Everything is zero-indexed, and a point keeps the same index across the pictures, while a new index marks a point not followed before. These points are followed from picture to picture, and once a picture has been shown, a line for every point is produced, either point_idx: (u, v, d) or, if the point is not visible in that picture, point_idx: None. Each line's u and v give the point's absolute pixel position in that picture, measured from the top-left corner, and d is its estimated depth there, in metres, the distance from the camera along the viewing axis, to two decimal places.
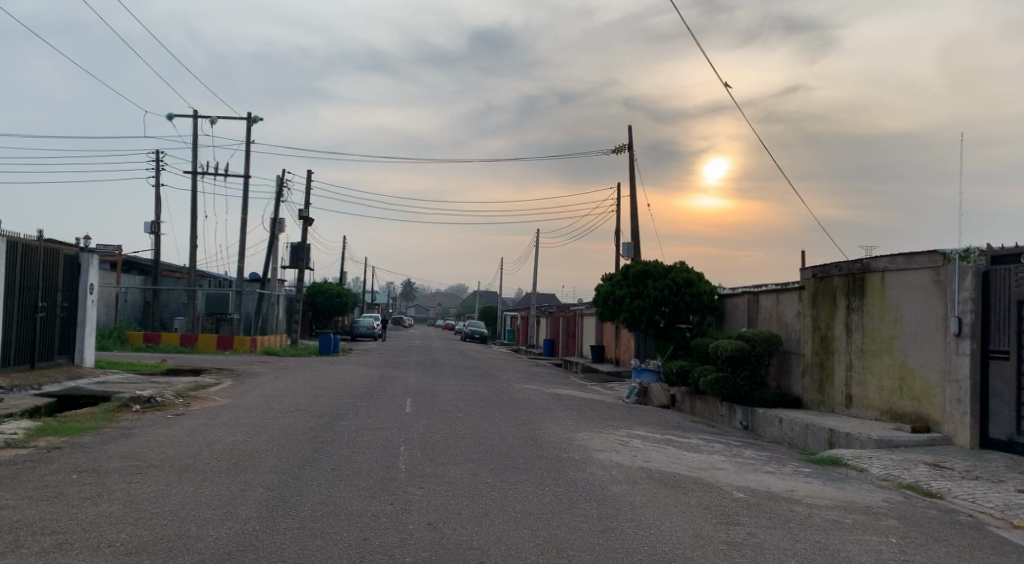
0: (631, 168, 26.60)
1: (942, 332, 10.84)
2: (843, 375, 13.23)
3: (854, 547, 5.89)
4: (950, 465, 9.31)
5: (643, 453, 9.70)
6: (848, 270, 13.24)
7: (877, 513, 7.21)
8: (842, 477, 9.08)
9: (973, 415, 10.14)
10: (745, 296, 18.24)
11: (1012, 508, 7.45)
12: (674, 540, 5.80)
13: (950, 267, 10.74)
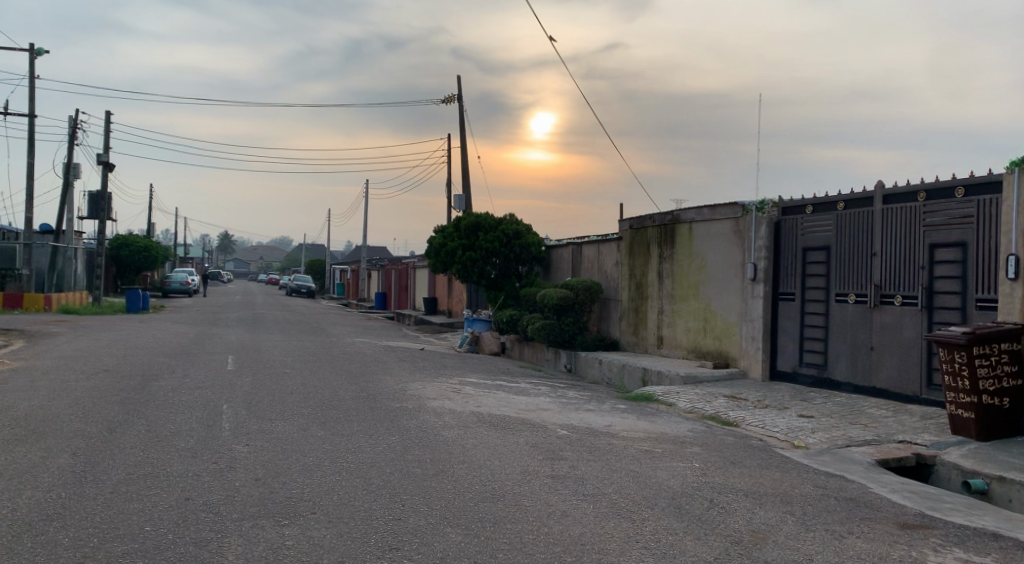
0: (460, 119, 26.49)
1: (740, 277, 11.97)
2: (655, 318, 14.29)
3: (663, 473, 6.47)
4: (744, 396, 10.40)
5: (474, 399, 9.96)
6: (660, 222, 14.18)
7: (684, 442, 7.94)
8: (654, 411, 9.87)
9: (764, 351, 11.38)
10: (570, 247, 19.03)
11: (794, 431, 8.49)
12: (503, 478, 6.08)
13: (748, 218, 11.83)
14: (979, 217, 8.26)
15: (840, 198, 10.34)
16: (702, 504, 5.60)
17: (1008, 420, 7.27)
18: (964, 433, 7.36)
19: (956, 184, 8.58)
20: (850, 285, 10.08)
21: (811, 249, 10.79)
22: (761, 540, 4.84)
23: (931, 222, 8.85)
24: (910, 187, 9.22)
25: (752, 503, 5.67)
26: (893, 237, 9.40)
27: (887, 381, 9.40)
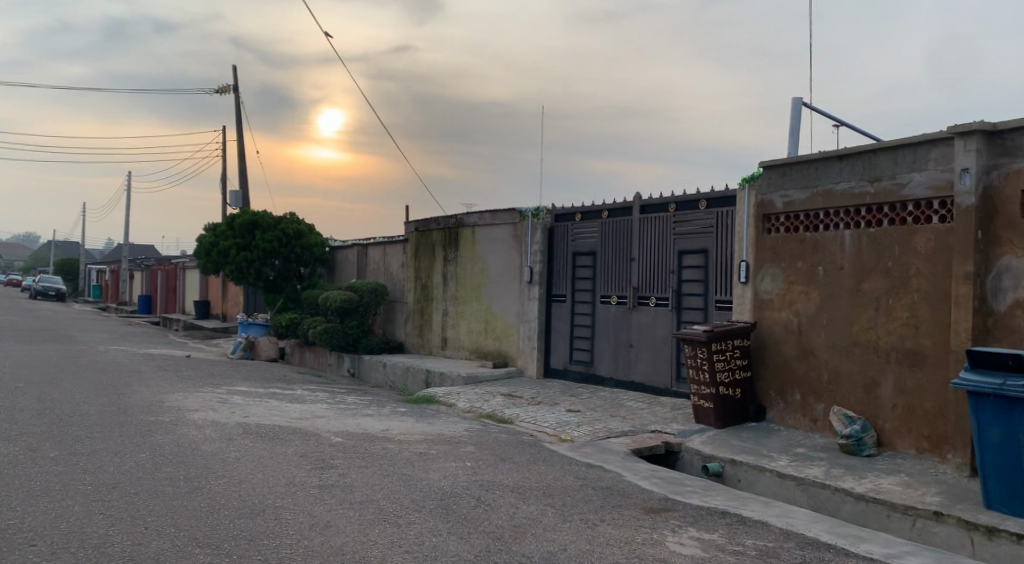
0: (237, 112, 24.93)
1: (518, 280, 12.44)
2: (439, 320, 14.43)
3: (434, 475, 6.49)
4: (520, 394, 10.80)
5: (242, 409, 9.36)
6: (444, 225, 14.35)
7: (459, 442, 8.05)
8: (432, 413, 9.93)
9: (539, 350, 11.91)
10: (355, 249, 18.67)
11: (562, 425, 8.96)
12: (266, 491, 5.75)
13: (524, 224, 12.32)
14: (718, 228, 9.23)
15: (605, 206, 11.08)
16: (469, 503, 5.70)
17: (741, 407, 8.17)
18: (705, 421, 8.19)
19: (700, 197, 9.52)
20: (613, 287, 10.84)
21: (580, 254, 11.47)
22: (520, 534, 5.01)
23: (680, 230, 9.76)
24: (663, 198, 10.10)
25: (516, 499, 5.87)
26: (649, 244, 10.25)
27: (643, 375, 10.24)
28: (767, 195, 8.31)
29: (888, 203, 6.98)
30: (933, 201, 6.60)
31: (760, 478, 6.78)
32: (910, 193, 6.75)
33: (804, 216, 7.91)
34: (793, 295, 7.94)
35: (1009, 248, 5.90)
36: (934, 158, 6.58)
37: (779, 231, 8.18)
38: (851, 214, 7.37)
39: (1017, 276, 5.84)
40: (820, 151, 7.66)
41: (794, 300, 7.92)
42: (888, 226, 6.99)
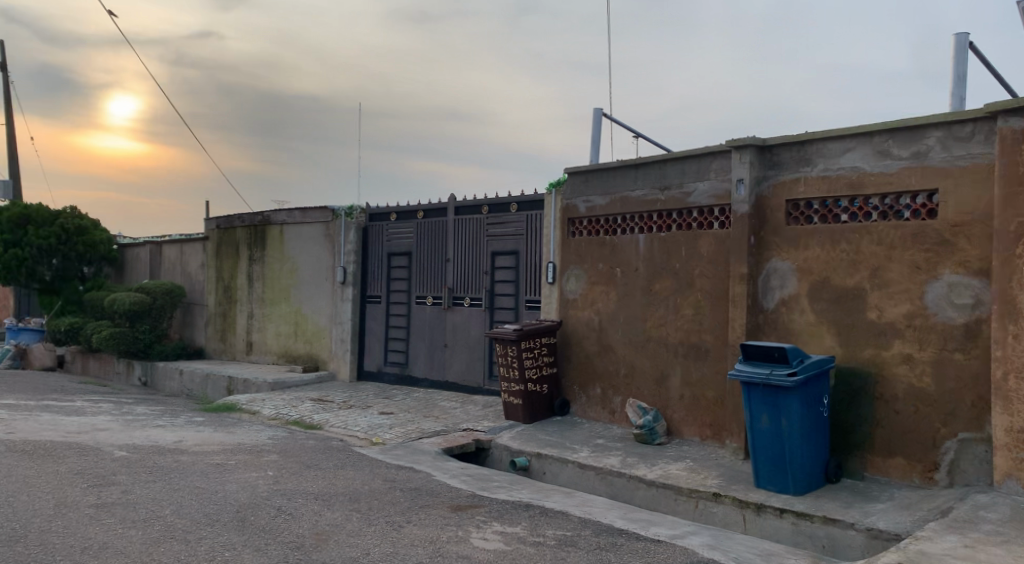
0: (4, 90, 22.07)
1: (330, 280, 12.08)
2: (244, 323, 13.66)
3: (232, 486, 6.11)
4: (331, 398, 10.49)
5: (5, 425, 8.27)
6: (250, 222, 13.61)
7: (262, 451, 7.65)
8: (234, 421, 9.36)
9: (352, 352, 11.65)
10: (148, 247, 17.21)
11: (373, 428, 8.80)
12: (29, 515, 5.11)
13: (336, 223, 11.99)
14: (527, 230, 9.52)
15: (419, 207, 11.04)
16: (269, 513, 5.42)
17: (547, 403, 8.48)
18: (514, 417, 8.42)
19: (511, 200, 9.76)
20: (427, 288, 10.84)
21: (394, 254, 11.35)
22: (322, 542, 4.84)
23: (493, 232, 9.96)
24: (476, 200, 10.25)
25: (320, 506, 5.67)
26: (463, 245, 10.36)
27: (456, 375, 10.34)
28: (571, 200, 8.69)
29: (677, 209, 7.55)
30: (714, 208, 7.23)
31: (564, 470, 7.07)
32: (696, 201, 7.34)
33: (605, 220, 8.36)
34: (594, 295, 8.37)
35: (776, 252, 6.59)
36: (715, 169, 7.20)
37: (583, 234, 8.60)
38: (645, 220, 7.90)
39: (782, 277, 6.54)
40: (618, 159, 8.13)
41: (595, 300, 8.35)
42: (676, 230, 7.56)
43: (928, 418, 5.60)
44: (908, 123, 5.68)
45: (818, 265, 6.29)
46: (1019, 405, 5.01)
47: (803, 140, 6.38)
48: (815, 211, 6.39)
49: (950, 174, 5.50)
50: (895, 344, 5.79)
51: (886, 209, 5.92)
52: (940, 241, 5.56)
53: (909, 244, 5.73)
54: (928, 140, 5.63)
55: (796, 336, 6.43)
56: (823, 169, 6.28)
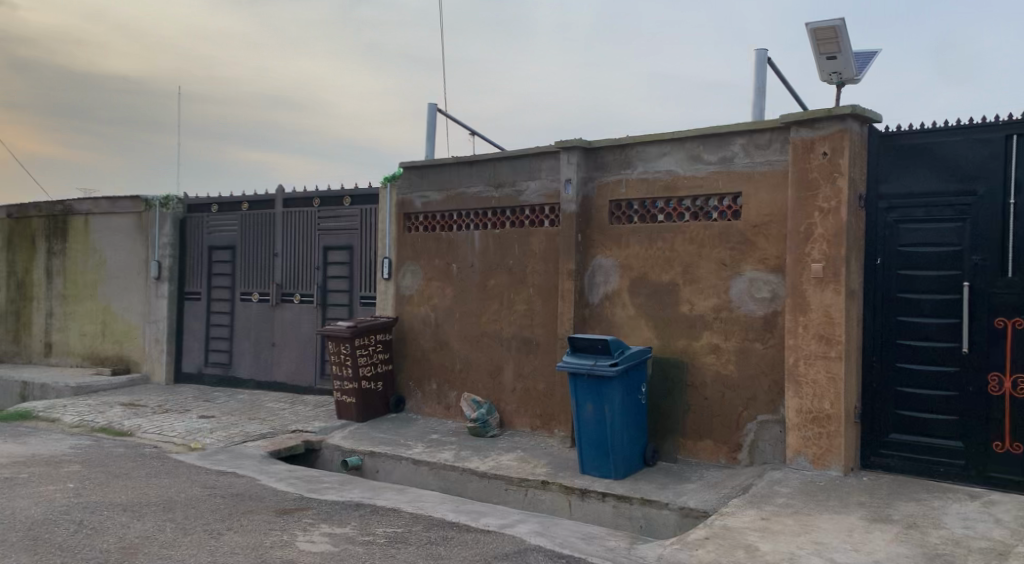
0: None
1: (143, 275, 11.19)
2: (41, 322, 12.34)
3: (23, 502, 5.49)
4: (144, 402, 9.72)
5: None
6: (47, 211, 12.29)
7: (60, 462, 6.94)
8: (28, 431, 8.42)
9: (169, 353, 10.88)
10: None
11: (192, 433, 8.26)
12: None
13: (150, 213, 11.11)
14: (361, 226, 9.34)
15: (244, 198, 10.49)
16: (67, 530, 4.93)
17: (382, 400, 8.38)
18: (346, 416, 8.24)
19: (343, 194, 9.53)
20: (254, 284, 10.34)
21: (217, 248, 10.72)
22: (130, 556, 4.48)
23: (324, 227, 9.68)
24: (306, 193, 9.90)
25: (129, 518, 5.24)
26: (293, 240, 9.98)
27: (285, 375, 9.95)
28: (407, 195, 8.63)
29: (510, 207, 7.72)
30: (545, 206, 7.46)
31: (396, 467, 7.01)
32: (528, 199, 7.54)
33: (440, 216, 8.38)
34: (430, 291, 8.37)
35: (601, 249, 6.92)
36: (545, 168, 7.43)
37: (418, 230, 8.57)
38: (480, 216, 8.01)
39: (606, 273, 6.87)
40: (453, 155, 8.18)
41: (430, 296, 8.36)
42: (509, 228, 7.73)
43: (733, 402, 6.12)
44: (716, 130, 6.15)
45: (639, 262, 6.67)
46: (807, 387, 5.60)
47: (625, 144, 6.73)
48: (637, 212, 6.77)
49: (752, 179, 6.03)
50: (705, 335, 6.27)
51: (697, 210, 6.39)
52: (743, 240, 6.08)
53: (717, 243, 6.22)
54: (733, 147, 6.14)
55: (619, 328, 6.79)
56: (643, 171, 6.66)
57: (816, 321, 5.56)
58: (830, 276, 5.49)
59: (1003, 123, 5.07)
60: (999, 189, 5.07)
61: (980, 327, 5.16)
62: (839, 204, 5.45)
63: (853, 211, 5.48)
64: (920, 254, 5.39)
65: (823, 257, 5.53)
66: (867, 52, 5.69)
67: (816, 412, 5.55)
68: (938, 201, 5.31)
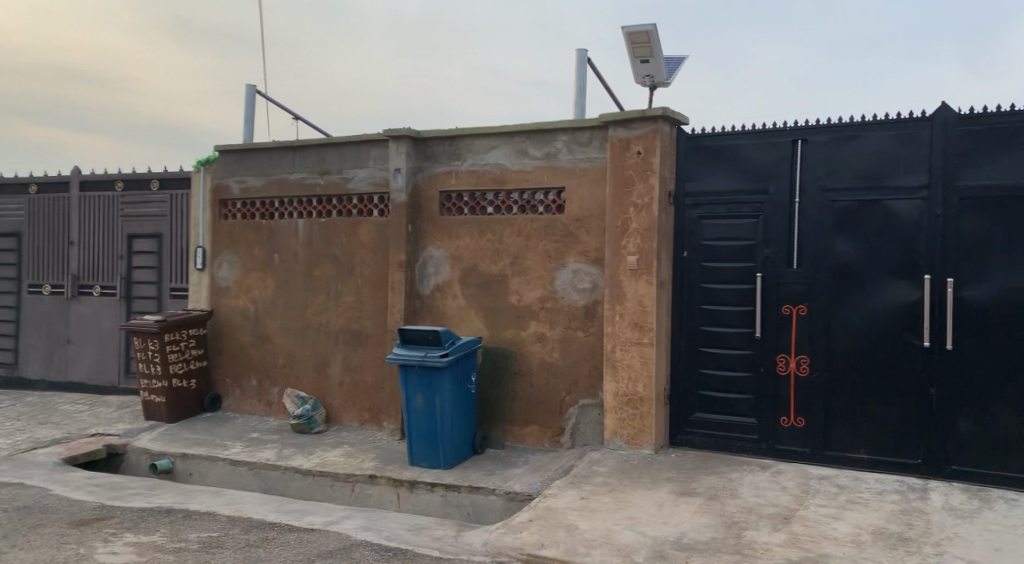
0: None
1: None
2: None
3: None
4: None
5: None
6: None
7: None
8: None
9: None
10: None
11: None
12: None
13: None
14: (172, 212, 8.69)
15: (31, 180, 9.40)
16: None
17: (195, 399, 7.86)
18: (156, 417, 7.65)
19: (152, 177, 8.81)
20: (45, 275, 9.31)
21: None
22: None
23: (129, 213, 8.90)
24: (108, 175, 9.05)
25: None
26: (92, 227, 9.09)
27: (83, 374, 9.07)
28: (223, 180, 8.14)
29: (336, 195, 7.51)
30: (373, 196, 7.33)
31: (213, 468, 6.62)
32: (355, 188, 7.37)
33: (261, 204, 7.98)
34: (250, 282, 7.95)
35: (430, 240, 6.91)
36: (373, 157, 7.28)
37: (237, 218, 8.12)
38: (304, 205, 7.72)
39: (435, 265, 6.88)
40: (274, 140, 7.81)
41: (250, 288, 7.94)
42: (335, 217, 7.51)
43: (556, 388, 6.35)
44: (541, 126, 6.33)
45: (467, 253, 6.73)
46: (623, 372, 5.93)
47: (453, 135, 6.76)
48: (465, 203, 6.82)
49: (574, 174, 6.27)
50: (531, 324, 6.45)
51: (524, 204, 6.56)
52: (566, 233, 6.31)
53: (542, 236, 6.41)
54: (556, 142, 6.34)
55: (448, 320, 6.83)
56: (471, 163, 6.73)
57: (631, 309, 5.90)
58: (643, 268, 5.85)
59: (788, 130, 5.63)
60: (786, 189, 5.63)
61: (770, 314, 5.71)
62: (651, 200, 5.81)
63: (663, 206, 5.86)
64: (721, 247, 5.87)
65: (637, 250, 5.87)
66: (676, 58, 6.09)
67: (631, 395, 5.90)
68: (735, 199, 5.80)
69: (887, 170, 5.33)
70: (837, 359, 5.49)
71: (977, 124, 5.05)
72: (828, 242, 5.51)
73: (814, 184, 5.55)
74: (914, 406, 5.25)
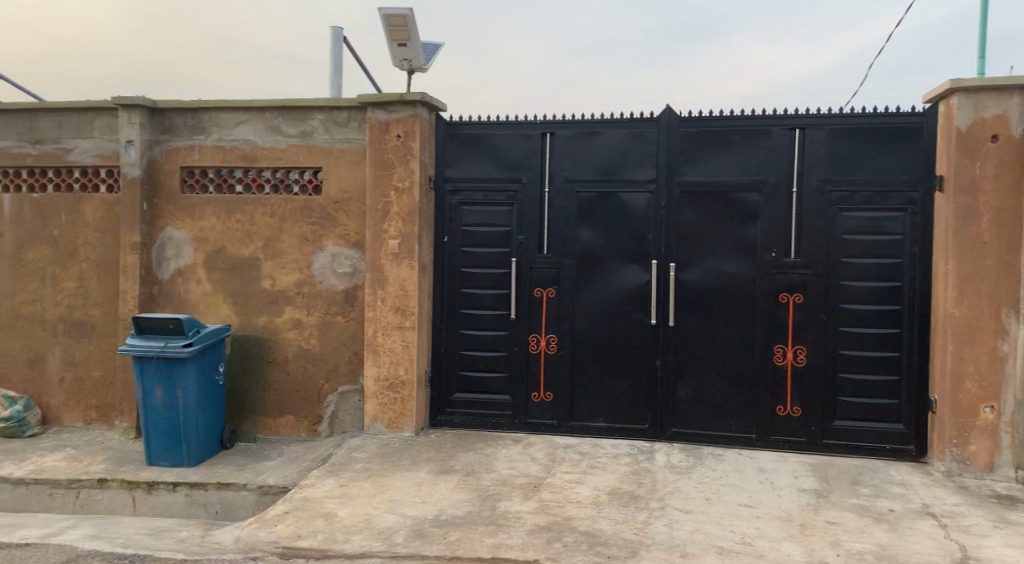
0: None
1: None
2: None
3: None
4: None
5: None
6: None
7: None
8: None
9: None
10: None
11: None
12: None
13: None
14: None
15: None
16: None
17: None
18: None
19: None
20: None
21: None
22: None
23: None
24: None
25: None
26: None
27: None
28: None
29: (52, 166, 6.57)
30: (99, 169, 6.53)
31: None
32: (77, 160, 6.50)
33: None
34: None
35: (171, 220, 6.32)
36: (98, 127, 6.47)
37: None
38: (11, 176, 6.66)
39: (177, 247, 6.31)
40: None
41: None
42: (51, 191, 6.57)
43: (314, 376, 6.17)
44: (295, 103, 6.06)
45: (214, 235, 6.26)
46: (384, 356, 5.93)
47: (196, 107, 6.23)
48: (210, 180, 6.33)
49: (331, 155, 6.10)
50: (287, 310, 6.19)
51: (277, 183, 6.24)
52: (324, 216, 6.12)
53: (297, 217, 6.16)
54: (312, 121, 6.12)
55: (192, 307, 6.32)
56: (217, 138, 6.25)
57: (392, 294, 5.91)
58: (404, 252, 5.88)
59: (539, 122, 5.97)
60: (537, 178, 5.97)
61: (523, 296, 6.03)
62: (411, 184, 5.85)
63: (423, 191, 5.93)
64: (479, 232, 6.08)
65: (398, 234, 5.88)
66: (432, 46, 6.15)
67: (391, 379, 5.93)
68: (492, 186, 6.04)
69: (623, 165, 5.87)
70: (581, 337, 5.97)
71: (695, 128, 5.75)
72: (573, 229, 5.94)
73: (562, 174, 5.95)
74: (644, 377, 5.88)
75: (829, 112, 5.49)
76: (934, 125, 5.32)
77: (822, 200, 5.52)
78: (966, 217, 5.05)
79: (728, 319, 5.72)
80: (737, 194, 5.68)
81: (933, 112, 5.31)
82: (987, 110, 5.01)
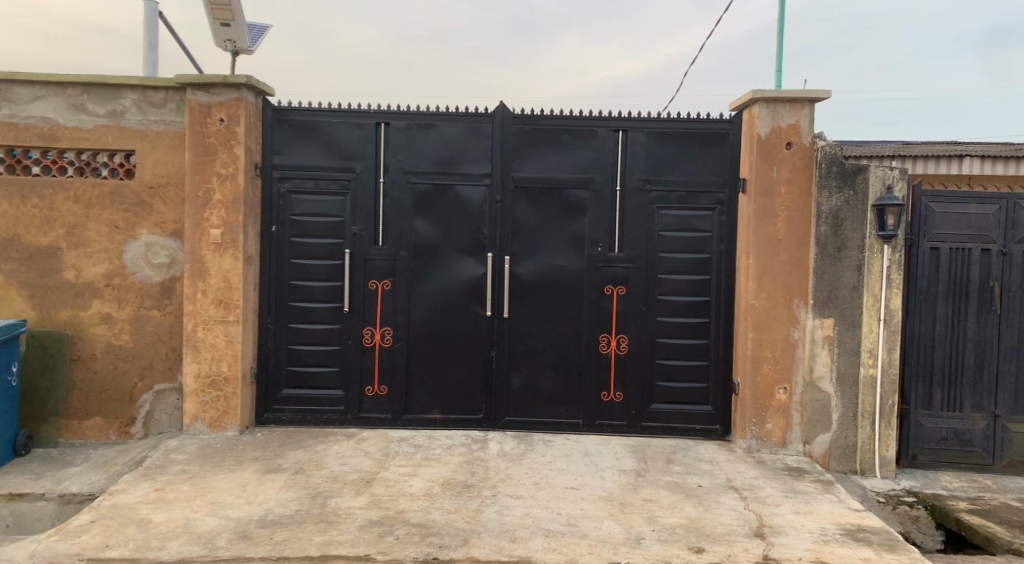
0: None
1: None
2: None
3: None
4: None
5: None
6: None
7: None
8: None
9: None
10: None
11: None
12: None
13: None
14: None
15: None
16: None
17: None
18: None
19: None
20: None
21: None
22: None
23: None
24: None
25: None
26: None
27: None
28: None
29: None
30: None
31: None
32: None
33: None
34: None
35: None
36: None
37: None
38: None
39: None
40: None
41: None
42: None
43: (126, 374, 5.74)
44: (103, 80, 5.58)
45: (7, 221, 5.65)
46: (206, 352, 5.63)
47: None
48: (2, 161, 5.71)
49: (146, 138, 5.68)
50: (94, 304, 5.71)
51: (83, 166, 5.74)
52: (138, 202, 5.70)
53: (106, 203, 5.69)
54: (123, 101, 5.67)
55: None
56: (8, 114, 5.63)
57: (214, 286, 5.62)
58: (228, 242, 5.61)
59: (373, 112, 5.89)
60: (371, 169, 5.89)
61: (356, 288, 5.94)
62: (236, 170, 5.59)
63: (249, 178, 5.68)
64: (310, 223, 5.90)
65: (221, 223, 5.60)
66: (259, 28, 5.88)
67: (213, 376, 5.64)
68: (324, 175, 5.89)
69: (458, 158, 5.92)
70: (415, 329, 5.96)
71: (526, 125, 5.91)
72: (408, 221, 5.92)
73: (396, 166, 5.90)
74: (477, 369, 5.97)
75: (648, 116, 5.84)
76: (739, 131, 5.79)
77: (642, 199, 5.86)
78: (764, 217, 5.55)
79: (556, 310, 5.94)
80: (566, 190, 5.90)
81: (738, 120, 5.78)
82: (783, 120, 5.52)
